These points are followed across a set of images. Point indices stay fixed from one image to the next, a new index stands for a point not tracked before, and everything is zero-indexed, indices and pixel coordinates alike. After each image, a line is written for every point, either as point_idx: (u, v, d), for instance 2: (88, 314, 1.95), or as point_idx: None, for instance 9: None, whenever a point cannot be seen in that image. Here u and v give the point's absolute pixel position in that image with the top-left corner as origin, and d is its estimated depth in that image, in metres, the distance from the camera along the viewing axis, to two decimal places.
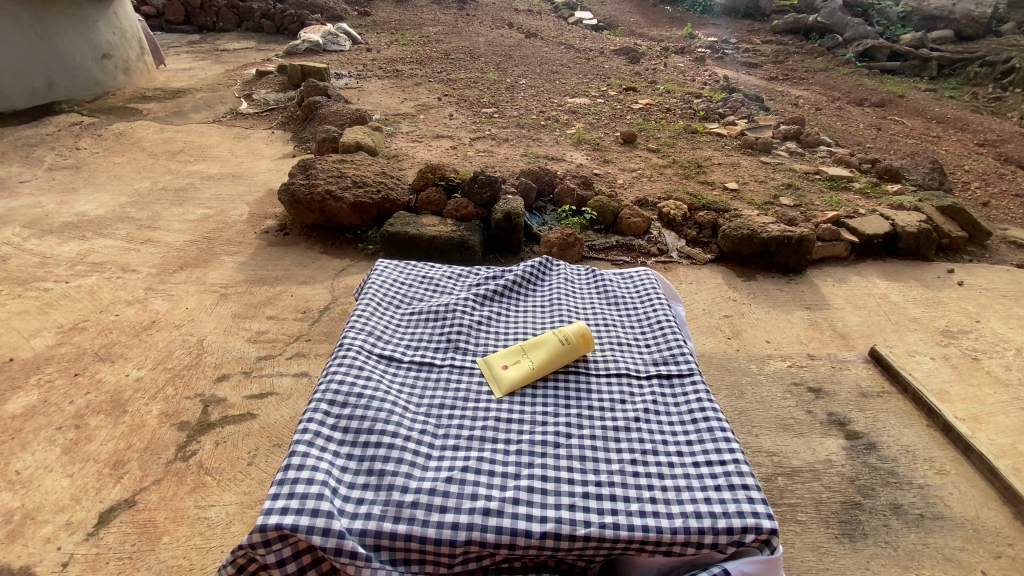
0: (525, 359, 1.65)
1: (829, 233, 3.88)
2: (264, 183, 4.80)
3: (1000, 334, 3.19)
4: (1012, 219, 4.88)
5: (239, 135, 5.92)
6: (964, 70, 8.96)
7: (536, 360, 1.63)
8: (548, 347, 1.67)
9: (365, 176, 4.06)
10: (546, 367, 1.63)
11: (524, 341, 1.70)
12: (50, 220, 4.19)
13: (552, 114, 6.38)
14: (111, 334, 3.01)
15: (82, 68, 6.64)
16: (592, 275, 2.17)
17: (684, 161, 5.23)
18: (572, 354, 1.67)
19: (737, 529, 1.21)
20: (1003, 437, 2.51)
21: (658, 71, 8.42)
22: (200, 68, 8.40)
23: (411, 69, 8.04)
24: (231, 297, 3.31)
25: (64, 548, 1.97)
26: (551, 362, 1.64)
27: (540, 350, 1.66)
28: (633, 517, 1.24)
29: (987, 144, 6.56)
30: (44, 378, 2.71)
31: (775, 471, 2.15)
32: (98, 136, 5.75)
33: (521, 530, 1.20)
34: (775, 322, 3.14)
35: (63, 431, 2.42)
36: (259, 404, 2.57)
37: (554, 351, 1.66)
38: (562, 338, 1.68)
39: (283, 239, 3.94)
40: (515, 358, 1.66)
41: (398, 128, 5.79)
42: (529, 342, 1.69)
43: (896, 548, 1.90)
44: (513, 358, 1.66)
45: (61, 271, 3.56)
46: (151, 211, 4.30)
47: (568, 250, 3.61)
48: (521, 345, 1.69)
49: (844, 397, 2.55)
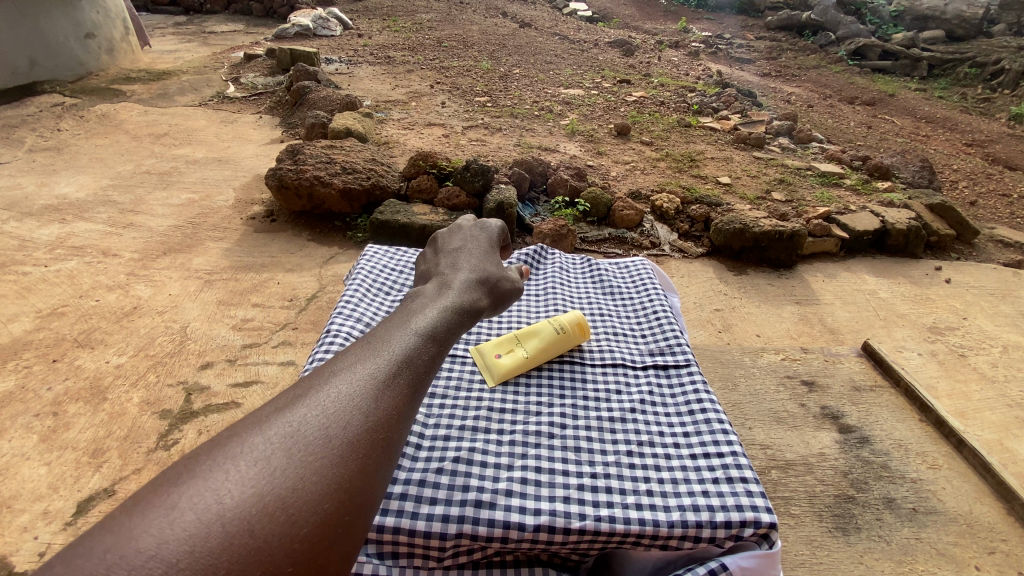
0: (519, 347, 1.62)
1: (820, 229, 3.87)
2: (251, 168, 4.69)
3: (987, 331, 3.22)
4: (999, 219, 4.93)
5: (226, 119, 5.78)
6: (954, 70, 9.03)
7: (531, 350, 1.59)
8: (543, 337, 1.63)
9: (355, 162, 3.97)
10: (541, 358, 1.60)
11: (519, 329, 1.67)
12: (29, 202, 4.06)
13: (546, 105, 6.32)
14: (91, 319, 2.92)
15: (63, 47, 6.45)
16: (588, 264, 2.14)
17: (677, 155, 5.20)
18: (569, 343, 1.64)
19: (735, 523, 1.18)
20: (990, 432, 2.53)
21: (652, 64, 8.39)
22: (186, 50, 8.19)
23: (403, 56, 7.91)
24: (215, 283, 3.23)
25: (41, 537, 1.91)
26: (545, 350, 1.61)
27: (535, 340, 1.62)
28: (629, 510, 1.21)
29: (975, 144, 6.63)
30: (21, 364, 2.62)
31: (769, 465, 2.15)
32: (79, 117, 5.58)
33: (514, 523, 1.16)
34: (766, 317, 3.14)
35: (40, 418, 2.35)
36: (244, 393, 2.50)
37: (549, 341, 1.62)
38: (557, 326, 1.64)
39: (270, 225, 3.86)
40: (509, 348, 1.61)
41: (389, 115, 5.69)
42: (523, 331, 1.65)
43: (890, 542, 1.90)
44: (507, 347, 1.61)
45: (40, 254, 3.45)
46: (134, 194, 4.18)
47: (561, 242, 3.58)
48: (515, 334, 1.65)
49: (838, 390, 2.55)
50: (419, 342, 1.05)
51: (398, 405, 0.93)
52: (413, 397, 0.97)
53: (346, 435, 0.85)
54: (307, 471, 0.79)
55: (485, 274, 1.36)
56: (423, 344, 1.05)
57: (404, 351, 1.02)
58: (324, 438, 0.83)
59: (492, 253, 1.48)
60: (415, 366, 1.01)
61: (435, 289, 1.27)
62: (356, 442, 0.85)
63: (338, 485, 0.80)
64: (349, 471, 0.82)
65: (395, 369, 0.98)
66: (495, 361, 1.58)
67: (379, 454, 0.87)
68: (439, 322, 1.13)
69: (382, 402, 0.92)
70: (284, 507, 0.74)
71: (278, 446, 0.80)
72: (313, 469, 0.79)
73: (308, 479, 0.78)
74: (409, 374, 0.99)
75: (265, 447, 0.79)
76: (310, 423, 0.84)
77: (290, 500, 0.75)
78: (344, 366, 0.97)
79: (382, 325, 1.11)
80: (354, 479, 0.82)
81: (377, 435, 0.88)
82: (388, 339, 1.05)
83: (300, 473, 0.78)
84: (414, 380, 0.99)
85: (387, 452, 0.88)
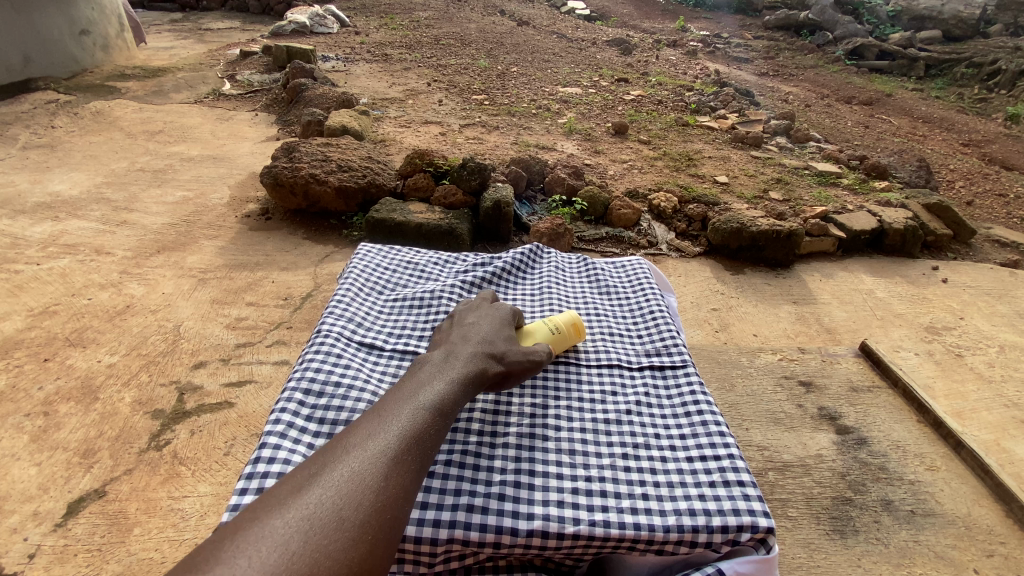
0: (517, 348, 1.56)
1: (817, 228, 3.86)
2: (246, 166, 4.66)
3: (984, 331, 3.21)
4: (996, 219, 4.93)
5: (222, 116, 5.73)
6: (951, 70, 9.04)
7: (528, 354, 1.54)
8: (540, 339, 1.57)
9: (351, 160, 3.94)
10: None
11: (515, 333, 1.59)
12: (21, 200, 4.02)
13: (543, 103, 6.29)
14: (84, 318, 2.89)
15: (58, 44, 6.38)
16: (584, 263, 2.12)
17: (675, 154, 5.19)
18: (565, 344, 1.60)
19: (732, 528, 1.16)
20: (987, 433, 2.52)
21: (650, 63, 8.38)
22: (182, 47, 8.13)
23: (400, 54, 7.87)
24: (209, 282, 3.20)
25: (31, 539, 1.88)
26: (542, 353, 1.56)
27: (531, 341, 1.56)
28: (624, 514, 1.19)
29: (972, 144, 6.63)
30: (12, 363, 2.59)
31: (766, 466, 2.13)
32: (73, 114, 5.53)
33: (506, 529, 1.14)
34: (763, 317, 3.12)
35: (31, 418, 2.31)
36: (237, 392, 2.47)
37: (546, 341, 1.57)
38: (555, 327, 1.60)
39: (265, 223, 3.82)
40: None
41: (385, 113, 5.66)
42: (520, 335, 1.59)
43: (888, 545, 1.89)
44: None
45: (33, 252, 3.41)
46: (128, 192, 4.14)
47: (557, 241, 3.55)
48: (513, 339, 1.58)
49: (835, 391, 2.54)
50: (426, 416, 1.15)
51: (405, 483, 1.04)
52: (418, 473, 1.07)
53: (356, 517, 0.96)
54: (319, 555, 0.89)
55: (493, 340, 1.41)
56: (430, 417, 1.15)
57: (411, 426, 1.12)
58: (335, 522, 0.94)
59: (505, 326, 1.50)
60: (421, 443, 1.11)
61: (444, 356, 1.33)
62: (365, 522, 0.96)
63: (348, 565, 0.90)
64: (358, 551, 0.92)
65: (402, 446, 1.08)
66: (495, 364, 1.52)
67: (388, 531, 0.98)
68: (448, 393, 1.21)
69: (390, 480, 1.03)
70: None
71: (296, 531, 0.91)
72: (326, 551, 0.90)
73: (320, 560, 0.89)
74: (416, 450, 1.09)
75: (285, 532, 0.91)
76: (324, 505, 0.96)
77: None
78: (356, 443, 1.08)
79: (393, 397, 1.20)
80: (363, 558, 0.92)
81: (386, 514, 0.99)
82: (398, 412, 1.15)
83: (314, 556, 0.89)
84: (420, 456, 1.09)
85: (394, 529, 0.99)
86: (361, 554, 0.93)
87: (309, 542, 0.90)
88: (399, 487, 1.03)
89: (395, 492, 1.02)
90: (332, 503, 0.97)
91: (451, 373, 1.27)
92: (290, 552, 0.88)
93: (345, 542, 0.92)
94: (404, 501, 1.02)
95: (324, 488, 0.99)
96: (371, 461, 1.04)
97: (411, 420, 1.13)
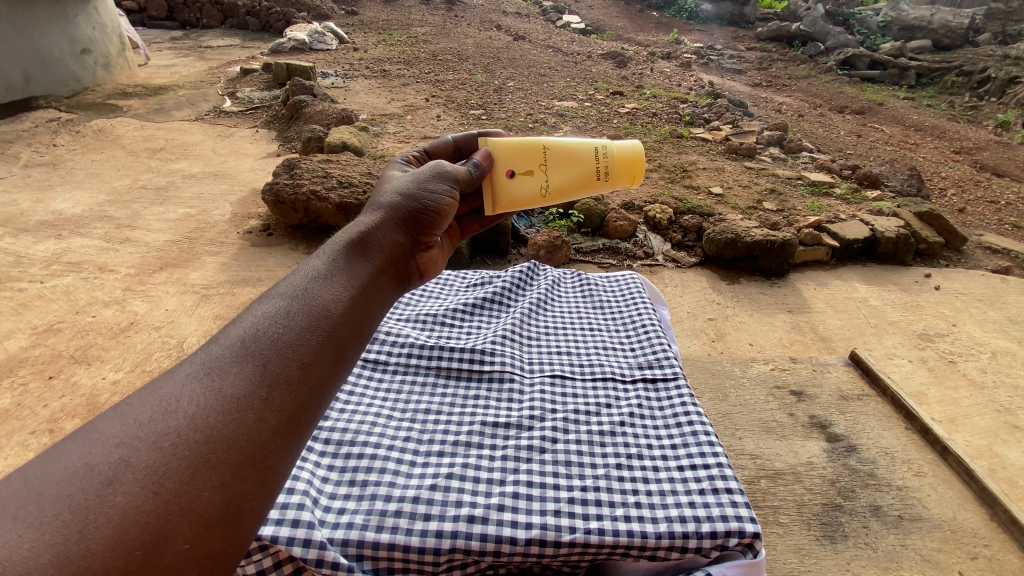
0: (542, 174, 1.63)
1: (811, 238, 3.93)
2: (248, 182, 4.73)
3: (975, 337, 3.27)
4: (987, 225, 5.01)
5: (223, 133, 5.83)
6: (942, 79, 9.19)
7: (554, 187, 1.63)
8: (580, 169, 1.62)
9: (351, 176, 3.99)
10: (558, 189, 1.64)
11: (521, 145, 1.61)
12: (25, 218, 4.09)
13: (540, 117, 6.39)
14: (88, 335, 2.94)
15: (60, 63, 6.51)
16: (580, 279, 2.20)
17: (670, 166, 5.27)
18: (599, 184, 1.65)
19: (721, 533, 1.20)
20: (979, 439, 2.56)
21: (645, 76, 8.52)
22: (183, 65, 8.27)
23: (399, 69, 8.01)
24: (212, 298, 3.25)
25: None
26: (584, 188, 1.65)
27: (560, 173, 1.63)
28: (618, 522, 1.24)
29: (964, 151, 6.73)
30: (18, 380, 2.64)
31: (758, 474, 2.18)
32: (76, 132, 5.62)
33: (507, 537, 1.19)
34: (758, 326, 3.19)
35: (37, 435, 2.36)
36: None
37: (577, 177, 1.63)
38: (602, 154, 1.62)
39: (267, 239, 3.89)
40: (529, 169, 1.62)
41: (384, 128, 5.76)
42: (523, 143, 1.61)
43: (876, 549, 1.94)
44: (527, 168, 1.62)
45: (37, 270, 3.47)
46: (131, 209, 4.22)
47: (556, 253, 3.61)
48: (505, 147, 1.60)
49: (826, 400, 2.58)
50: (263, 324, 0.99)
51: (228, 399, 0.87)
52: (252, 373, 0.92)
53: (117, 454, 0.77)
54: (48, 518, 0.70)
55: (377, 216, 1.30)
56: (271, 320, 1.00)
57: (243, 331, 0.98)
58: (83, 467, 0.75)
59: (404, 179, 1.42)
60: (263, 341, 0.97)
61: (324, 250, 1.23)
62: (135, 456, 0.77)
63: (113, 518, 0.72)
64: (128, 497, 0.74)
65: (223, 357, 0.93)
66: (499, 183, 1.61)
67: (179, 456, 0.79)
68: (306, 290, 1.07)
69: (199, 402, 0.85)
70: (24, 562, 0.66)
71: (22, 494, 0.72)
72: (61, 497, 0.72)
73: (55, 511, 0.70)
74: (245, 354, 0.94)
75: (12, 492, 0.72)
76: (73, 453, 0.76)
77: (31, 556, 0.66)
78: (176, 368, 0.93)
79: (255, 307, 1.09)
80: (130, 491, 0.74)
81: (186, 442, 0.81)
82: (226, 331, 0.99)
83: (44, 506, 0.71)
84: (252, 366, 0.92)
85: (186, 453, 0.80)
86: (143, 501, 0.74)
87: (43, 501, 0.71)
88: (216, 407, 0.86)
89: (211, 413, 0.85)
90: (92, 447, 0.77)
91: (309, 270, 1.12)
92: (6, 519, 0.69)
93: (106, 489, 0.74)
94: (222, 422, 0.85)
95: (84, 436, 0.79)
96: (176, 380, 0.88)
97: (240, 332, 0.97)
